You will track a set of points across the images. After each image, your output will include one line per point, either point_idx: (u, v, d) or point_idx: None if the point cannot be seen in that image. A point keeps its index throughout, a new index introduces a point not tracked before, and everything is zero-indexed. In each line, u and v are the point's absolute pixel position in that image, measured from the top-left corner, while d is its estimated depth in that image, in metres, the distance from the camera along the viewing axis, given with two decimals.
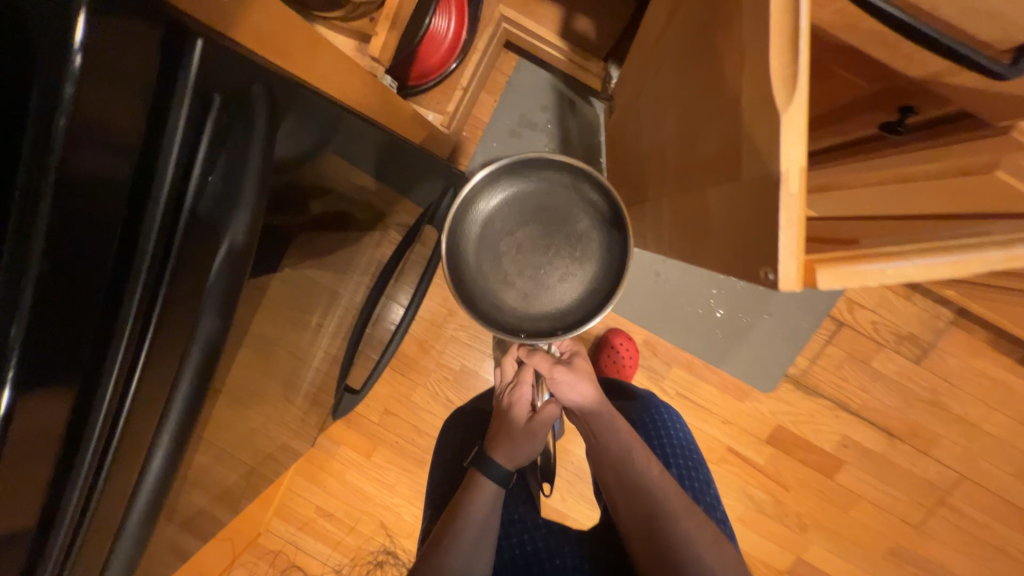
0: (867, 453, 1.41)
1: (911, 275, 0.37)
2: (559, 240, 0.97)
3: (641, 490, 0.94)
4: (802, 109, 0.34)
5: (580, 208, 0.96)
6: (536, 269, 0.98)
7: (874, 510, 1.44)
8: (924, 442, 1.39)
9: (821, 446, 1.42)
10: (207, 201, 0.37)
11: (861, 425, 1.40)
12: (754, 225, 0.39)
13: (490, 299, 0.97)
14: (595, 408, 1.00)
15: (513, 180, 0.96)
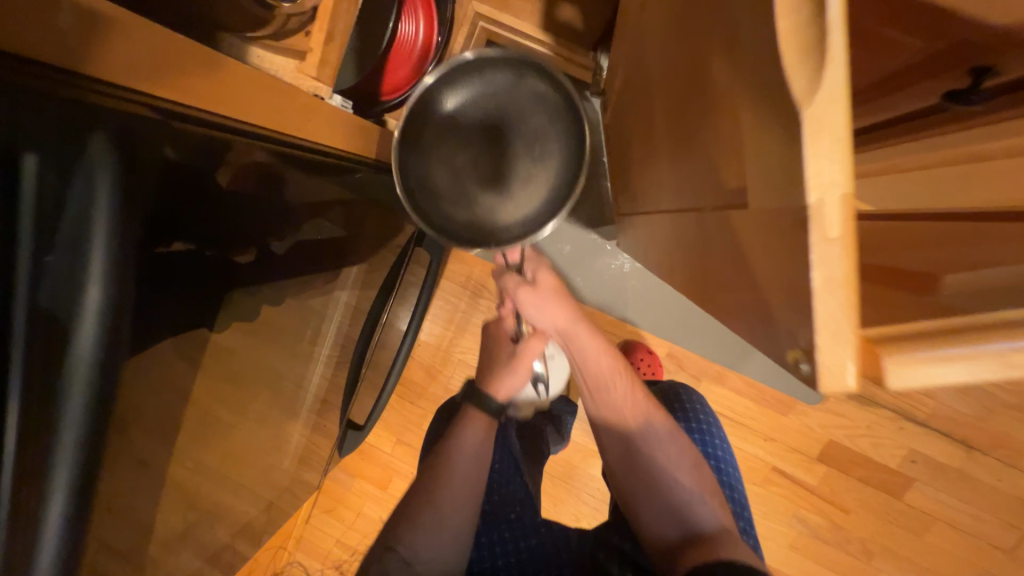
0: (941, 469, 1.22)
1: (1009, 364, 0.26)
2: (516, 139, 0.70)
3: (623, 421, 0.86)
4: (834, 107, 0.25)
5: (532, 94, 0.70)
6: (502, 182, 0.70)
7: (954, 533, 1.24)
8: (1010, 453, 1.19)
9: (883, 462, 1.24)
10: (45, 301, 0.24)
11: (930, 436, 1.21)
12: (787, 272, 0.28)
13: (446, 228, 0.70)
14: (572, 331, 0.85)
15: (442, 86, 0.70)
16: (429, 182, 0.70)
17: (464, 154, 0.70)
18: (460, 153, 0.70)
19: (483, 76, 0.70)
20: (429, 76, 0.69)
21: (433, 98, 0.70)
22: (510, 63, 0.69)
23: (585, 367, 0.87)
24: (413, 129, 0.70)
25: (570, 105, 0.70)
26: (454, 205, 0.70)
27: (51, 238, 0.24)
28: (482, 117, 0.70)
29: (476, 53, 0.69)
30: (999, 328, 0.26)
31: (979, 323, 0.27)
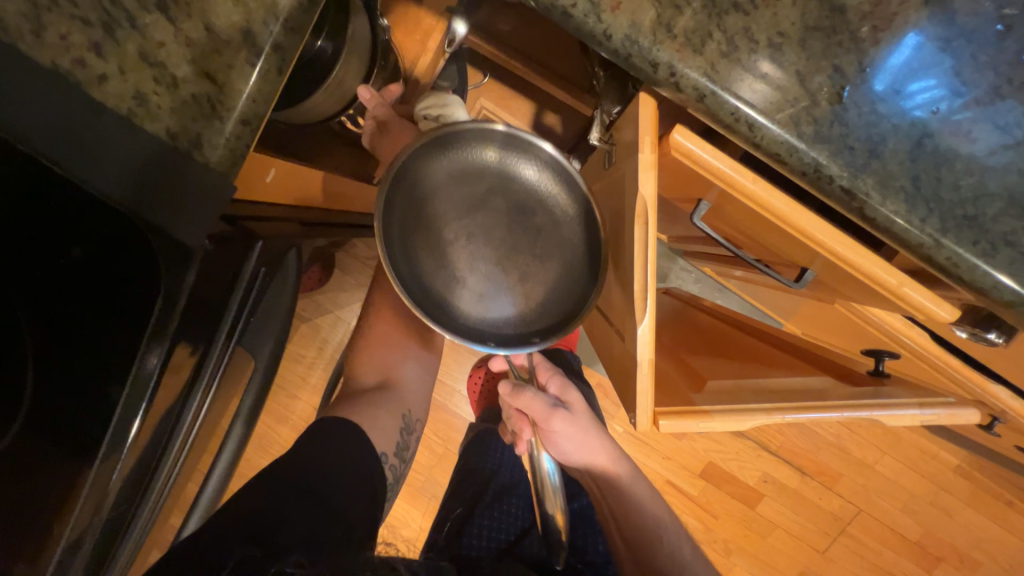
0: (783, 487, 1.63)
1: (716, 427, 0.49)
2: (520, 236, 0.59)
3: (646, 534, 0.81)
4: (651, 293, 0.46)
5: (547, 199, 0.60)
6: (499, 272, 0.58)
7: (788, 537, 1.65)
8: (829, 478, 1.61)
9: (745, 480, 1.63)
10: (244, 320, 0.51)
11: (779, 463, 1.62)
12: (621, 369, 0.57)
13: (435, 305, 0.56)
14: (609, 466, 0.81)
15: (461, 154, 0.58)
16: (415, 244, 0.57)
17: (469, 231, 0.58)
18: (464, 224, 0.58)
19: (503, 157, 0.59)
20: (450, 129, 0.57)
21: (453, 160, 0.58)
22: (542, 165, 0.59)
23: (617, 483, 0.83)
24: (424, 180, 0.58)
25: (587, 214, 0.60)
26: (451, 279, 0.58)
27: (256, 300, 0.52)
28: (495, 203, 0.59)
29: (504, 127, 0.58)
30: (715, 411, 0.49)
31: (720, 407, 0.50)
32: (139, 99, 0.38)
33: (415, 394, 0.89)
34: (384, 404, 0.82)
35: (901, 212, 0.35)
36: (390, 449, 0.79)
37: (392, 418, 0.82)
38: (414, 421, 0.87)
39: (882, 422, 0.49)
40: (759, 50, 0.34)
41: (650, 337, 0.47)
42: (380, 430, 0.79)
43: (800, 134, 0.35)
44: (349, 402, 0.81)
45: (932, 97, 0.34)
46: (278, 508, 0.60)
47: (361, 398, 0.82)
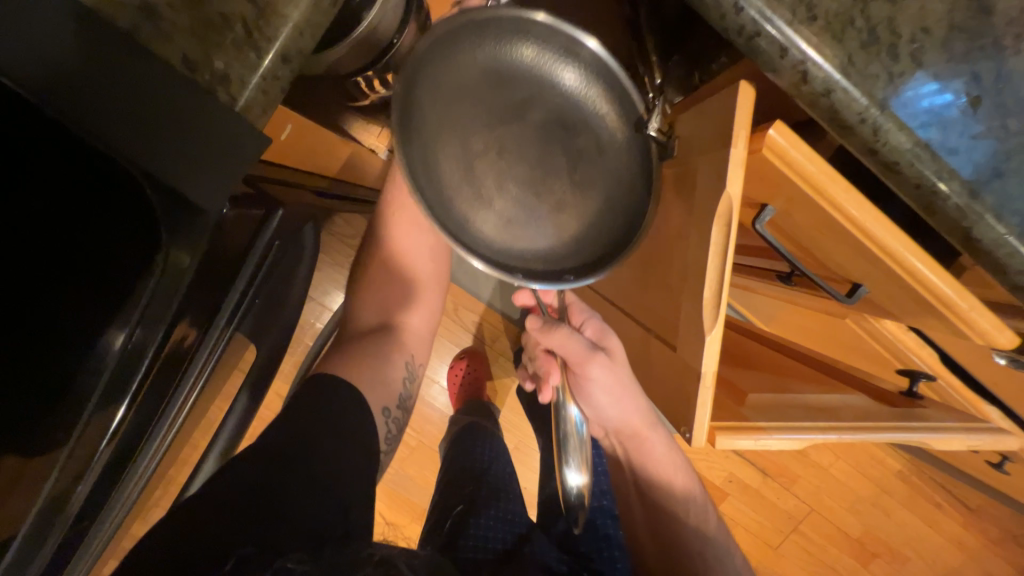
0: (746, 487, 1.68)
1: (768, 445, 0.48)
2: (559, 155, 0.50)
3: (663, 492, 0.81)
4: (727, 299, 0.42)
5: (592, 116, 0.50)
6: (533, 196, 0.50)
7: (746, 534, 1.71)
8: (788, 480, 1.68)
9: (712, 480, 1.67)
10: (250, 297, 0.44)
11: (744, 464, 1.67)
12: (665, 378, 0.54)
13: (456, 228, 0.49)
14: (639, 419, 0.73)
15: (493, 45, 0.49)
16: (439, 157, 0.49)
17: (501, 147, 0.49)
18: (494, 134, 0.49)
19: (544, 54, 0.49)
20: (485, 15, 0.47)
21: (485, 57, 0.49)
22: (589, 73, 0.49)
23: (645, 453, 0.79)
24: (450, 79, 0.48)
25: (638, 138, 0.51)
26: (476, 200, 0.50)
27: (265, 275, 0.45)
28: (531, 115, 0.50)
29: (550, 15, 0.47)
30: (766, 428, 0.48)
31: (772, 424, 0.49)
32: (147, 9, 0.29)
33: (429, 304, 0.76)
34: (387, 351, 0.68)
35: (1012, 235, 0.34)
36: (393, 403, 0.65)
37: (397, 369, 0.68)
38: (415, 378, 0.72)
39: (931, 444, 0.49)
40: (897, 45, 0.31)
41: (717, 350, 0.44)
42: (380, 390, 0.64)
43: (926, 142, 0.32)
44: (349, 350, 0.66)
45: (946, 112, 0.32)
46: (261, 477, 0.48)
47: (363, 343, 0.67)
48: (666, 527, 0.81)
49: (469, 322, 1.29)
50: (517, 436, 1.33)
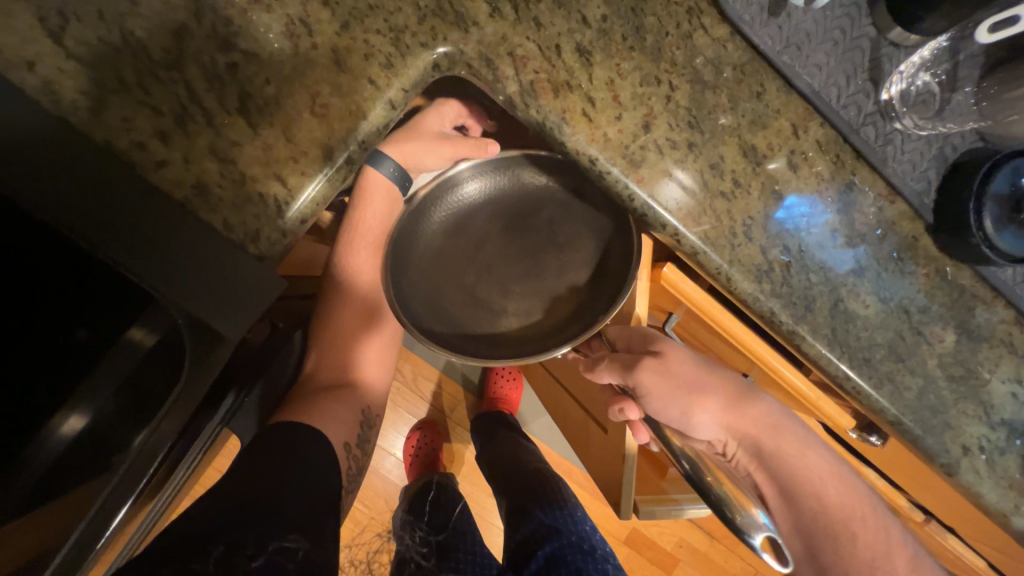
0: (696, 552, 1.72)
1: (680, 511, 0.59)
2: (537, 236, 0.61)
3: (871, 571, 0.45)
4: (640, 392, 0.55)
5: (544, 187, 0.61)
6: (533, 279, 0.61)
7: None
8: (733, 542, 1.75)
9: (663, 545, 1.70)
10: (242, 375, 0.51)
11: (692, 528, 1.73)
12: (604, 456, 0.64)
13: (487, 344, 0.60)
14: (754, 427, 0.50)
15: (449, 200, 0.61)
16: (446, 298, 0.60)
17: (489, 261, 0.61)
18: (483, 257, 0.60)
19: (488, 180, 0.61)
20: (418, 201, 0.59)
21: (443, 217, 0.61)
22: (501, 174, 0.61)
23: (803, 492, 0.47)
24: (431, 240, 0.61)
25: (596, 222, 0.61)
26: (494, 318, 0.60)
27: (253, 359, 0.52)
28: (490, 226, 0.61)
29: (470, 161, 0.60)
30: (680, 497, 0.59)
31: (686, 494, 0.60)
32: (200, 188, 0.39)
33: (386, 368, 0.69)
34: (347, 400, 0.61)
35: (825, 350, 0.48)
36: (354, 437, 0.61)
37: (351, 413, 0.61)
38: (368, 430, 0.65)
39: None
40: (736, 226, 0.46)
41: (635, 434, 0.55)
42: (339, 425, 0.59)
43: (760, 289, 0.47)
44: (300, 403, 0.57)
45: (769, 264, 0.47)
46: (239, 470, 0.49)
47: (316, 398, 0.59)
48: None
49: (428, 392, 1.34)
50: (475, 509, 1.33)
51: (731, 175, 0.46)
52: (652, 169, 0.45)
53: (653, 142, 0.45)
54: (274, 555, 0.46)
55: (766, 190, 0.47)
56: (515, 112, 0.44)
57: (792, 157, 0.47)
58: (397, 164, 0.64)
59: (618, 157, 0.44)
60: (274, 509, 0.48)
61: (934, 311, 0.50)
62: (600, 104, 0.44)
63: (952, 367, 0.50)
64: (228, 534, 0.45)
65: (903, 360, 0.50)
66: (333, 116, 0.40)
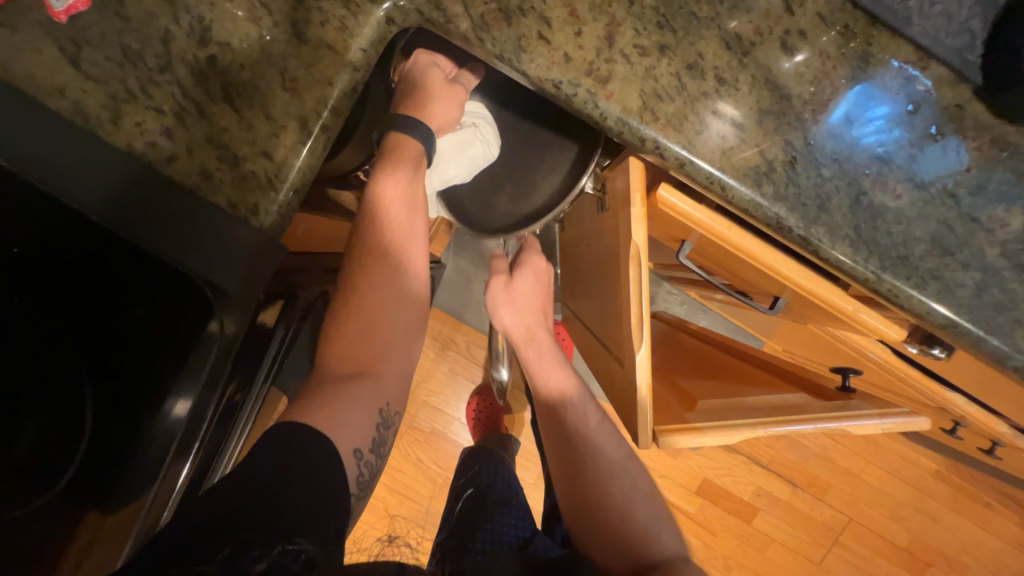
0: (776, 500, 1.64)
1: (708, 441, 0.55)
2: (534, 158, 0.80)
3: (595, 480, 0.65)
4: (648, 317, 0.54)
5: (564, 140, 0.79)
6: (521, 187, 0.81)
7: (785, 550, 1.64)
8: (819, 489, 1.64)
9: (740, 495, 1.64)
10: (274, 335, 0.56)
11: (769, 476, 1.64)
12: (625, 390, 0.62)
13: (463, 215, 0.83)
14: (523, 328, 0.74)
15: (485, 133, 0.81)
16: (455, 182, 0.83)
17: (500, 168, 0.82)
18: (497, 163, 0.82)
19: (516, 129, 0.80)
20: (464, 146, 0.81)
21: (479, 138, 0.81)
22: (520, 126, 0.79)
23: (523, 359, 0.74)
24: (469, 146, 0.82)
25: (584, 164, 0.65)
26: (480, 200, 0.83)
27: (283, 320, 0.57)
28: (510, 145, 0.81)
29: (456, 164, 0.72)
30: (705, 426, 0.56)
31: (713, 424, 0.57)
32: (204, 174, 0.44)
33: (404, 372, 0.55)
34: (361, 396, 0.49)
35: (848, 252, 0.43)
36: (367, 444, 0.48)
37: (365, 416, 0.49)
38: (382, 446, 0.51)
39: (849, 431, 0.56)
40: (724, 128, 0.43)
41: (647, 364, 0.54)
42: (351, 428, 0.47)
43: (760, 192, 0.43)
44: (313, 397, 0.48)
45: (767, 164, 0.43)
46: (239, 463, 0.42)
47: (328, 392, 0.48)
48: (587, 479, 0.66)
49: (481, 358, 1.40)
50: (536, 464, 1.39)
51: (714, 73, 0.42)
52: (622, 83, 0.42)
53: (619, 53, 0.42)
54: (276, 559, 0.36)
55: (758, 82, 0.42)
56: (472, 52, 0.44)
57: (786, 38, 0.42)
58: (426, 127, 0.60)
59: (582, 76, 0.42)
60: (277, 507, 0.39)
61: (993, 190, 0.42)
62: (556, 24, 0.42)
63: (1020, 255, 0.43)
64: (223, 539, 0.37)
65: (953, 254, 0.43)
66: (302, 89, 0.43)
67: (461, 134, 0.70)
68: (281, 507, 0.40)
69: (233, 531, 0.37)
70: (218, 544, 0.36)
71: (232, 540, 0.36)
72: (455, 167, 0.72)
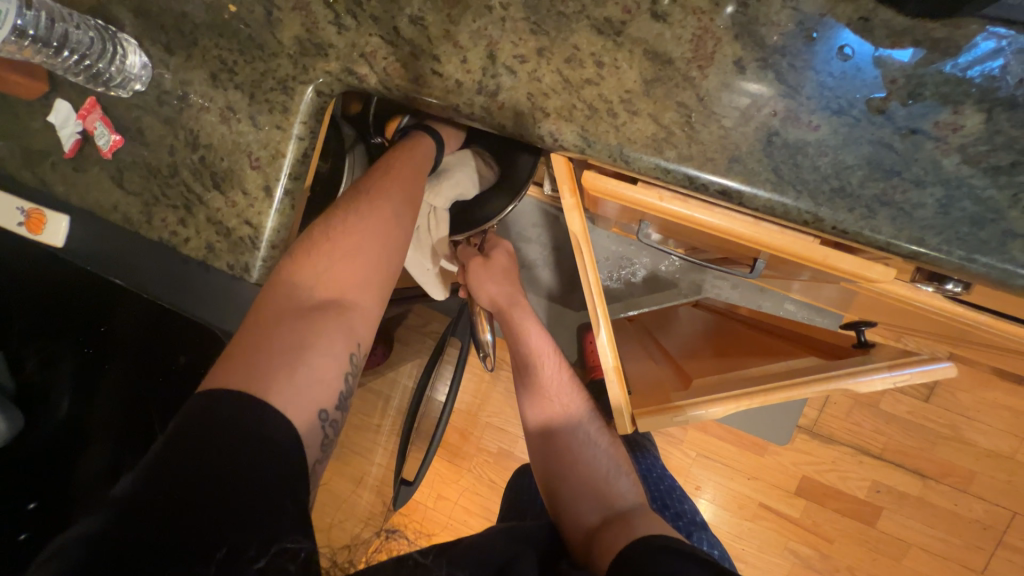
0: (904, 495, 1.35)
1: (688, 417, 0.56)
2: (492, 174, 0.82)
3: (565, 436, 0.80)
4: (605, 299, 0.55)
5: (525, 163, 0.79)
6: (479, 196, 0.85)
7: (930, 557, 1.34)
8: (961, 480, 1.33)
9: (852, 493, 1.36)
10: None
11: (890, 468, 1.35)
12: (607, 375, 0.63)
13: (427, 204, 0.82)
14: (503, 298, 0.84)
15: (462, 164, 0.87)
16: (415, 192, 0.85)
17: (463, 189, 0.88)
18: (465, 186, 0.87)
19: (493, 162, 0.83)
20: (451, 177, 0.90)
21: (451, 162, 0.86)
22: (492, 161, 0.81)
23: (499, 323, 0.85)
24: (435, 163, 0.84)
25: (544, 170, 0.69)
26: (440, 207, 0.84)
27: None
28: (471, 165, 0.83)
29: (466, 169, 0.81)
30: (685, 404, 0.56)
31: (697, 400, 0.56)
32: (208, 247, 0.56)
33: (370, 318, 0.59)
34: (330, 338, 0.54)
35: (773, 196, 0.41)
36: (331, 404, 0.52)
37: (331, 362, 0.53)
38: (348, 400, 0.55)
39: (855, 388, 0.52)
40: (614, 107, 0.44)
41: (611, 344, 0.55)
42: (315, 383, 0.51)
43: (661, 156, 0.43)
44: (278, 332, 0.52)
45: (664, 128, 0.43)
46: (228, 434, 0.44)
47: (297, 331, 0.53)
48: (558, 435, 0.80)
49: None
50: None
51: (593, 59, 0.44)
52: (510, 91, 0.46)
53: (502, 66, 0.46)
54: (274, 557, 0.41)
55: (637, 56, 0.43)
56: (389, 99, 0.51)
57: (656, 7, 0.43)
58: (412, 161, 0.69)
59: (474, 95, 0.47)
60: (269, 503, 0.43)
61: (931, 96, 0.39)
62: (444, 58, 0.48)
63: (977, 158, 0.39)
64: (224, 531, 0.41)
65: (898, 174, 0.39)
66: (265, 164, 0.54)
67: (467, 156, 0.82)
68: (255, 492, 0.43)
69: (237, 517, 0.41)
70: (218, 539, 0.40)
71: (228, 540, 0.40)
72: (465, 175, 0.79)
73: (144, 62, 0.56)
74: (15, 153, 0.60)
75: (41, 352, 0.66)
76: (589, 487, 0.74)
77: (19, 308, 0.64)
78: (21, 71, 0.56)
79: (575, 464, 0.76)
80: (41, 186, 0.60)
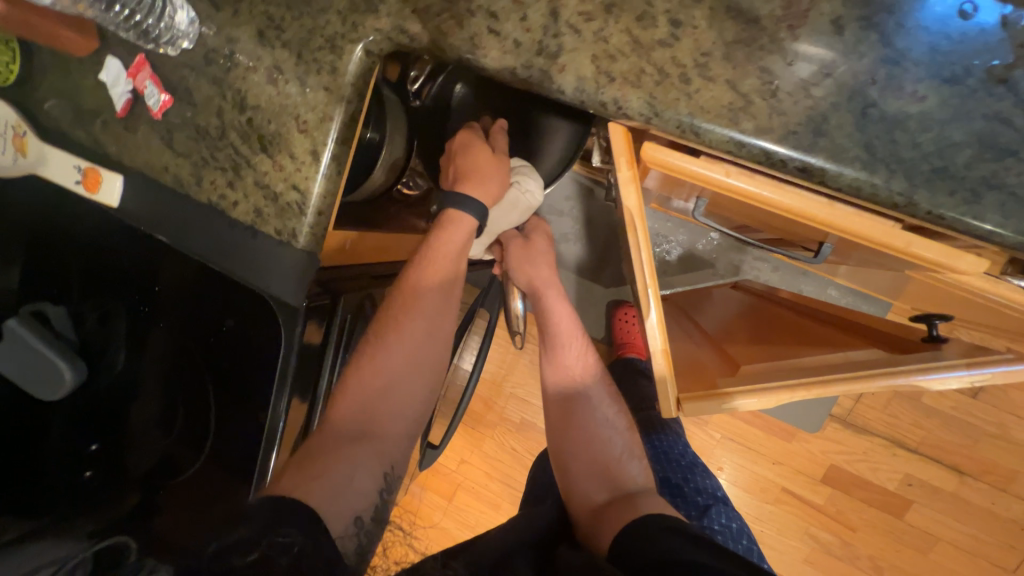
0: (938, 491, 1.31)
1: (739, 405, 0.54)
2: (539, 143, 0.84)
3: (578, 407, 0.78)
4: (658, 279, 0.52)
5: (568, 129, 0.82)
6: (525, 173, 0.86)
7: (958, 553, 1.31)
8: (1002, 479, 1.28)
9: (882, 484, 1.33)
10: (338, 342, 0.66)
11: (926, 462, 1.31)
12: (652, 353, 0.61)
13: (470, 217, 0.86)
14: (537, 280, 0.85)
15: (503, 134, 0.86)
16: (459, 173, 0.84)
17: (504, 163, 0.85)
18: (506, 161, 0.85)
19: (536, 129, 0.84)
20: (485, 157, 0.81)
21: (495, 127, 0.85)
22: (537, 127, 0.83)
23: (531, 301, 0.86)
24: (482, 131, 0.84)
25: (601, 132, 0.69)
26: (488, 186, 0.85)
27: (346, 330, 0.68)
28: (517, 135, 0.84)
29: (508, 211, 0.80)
30: (736, 391, 0.54)
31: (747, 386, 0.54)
32: (257, 211, 0.56)
33: (403, 437, 0.64)
34: (365, 459, 0.58)
35: (862, 175, 0.37)
36: (368, 512, 0.56)
37: (370, 481, 0.58)
38: (384, 510, 0.59)
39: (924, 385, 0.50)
40: (687, 72, 0.40)
41: (661, 327, 0.53)
42: (354, 496, 0.56)
43: (737, 129, 0.39)
44: (320, 454, 0.56)
45: (743, 97, 0.39)
46: (267, 512, 0.48)
47: (335, 453, 0.57)
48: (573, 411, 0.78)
49: None
50: None
51: (667, 18, 0.40)
52: (573, 53, 0.43)
53: (565, 24, 0.43)
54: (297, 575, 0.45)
55: (718, 14, 0.39)
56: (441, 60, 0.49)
57: None
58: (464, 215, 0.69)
59: (533, 57, 0.44)
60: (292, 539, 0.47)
61: None
62: (502, 15, 0.44)
63: None
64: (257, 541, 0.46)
65: (1012, 153, 0.35)
66: (312, 127, 0.53)
67: (506, 199, 0.78)
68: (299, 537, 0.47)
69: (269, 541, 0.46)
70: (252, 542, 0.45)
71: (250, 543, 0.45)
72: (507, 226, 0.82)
73: (190, 18, 0.55)
74: (70, 112, 0.61)
75: (97, 308, 0.68)
76: (597, 464, 0.73)
77: (77, 265, 0.67)
78: (74, 28, 0.56)
79: (588, 442, 0.75)
80: (95, 145, 0.61)
